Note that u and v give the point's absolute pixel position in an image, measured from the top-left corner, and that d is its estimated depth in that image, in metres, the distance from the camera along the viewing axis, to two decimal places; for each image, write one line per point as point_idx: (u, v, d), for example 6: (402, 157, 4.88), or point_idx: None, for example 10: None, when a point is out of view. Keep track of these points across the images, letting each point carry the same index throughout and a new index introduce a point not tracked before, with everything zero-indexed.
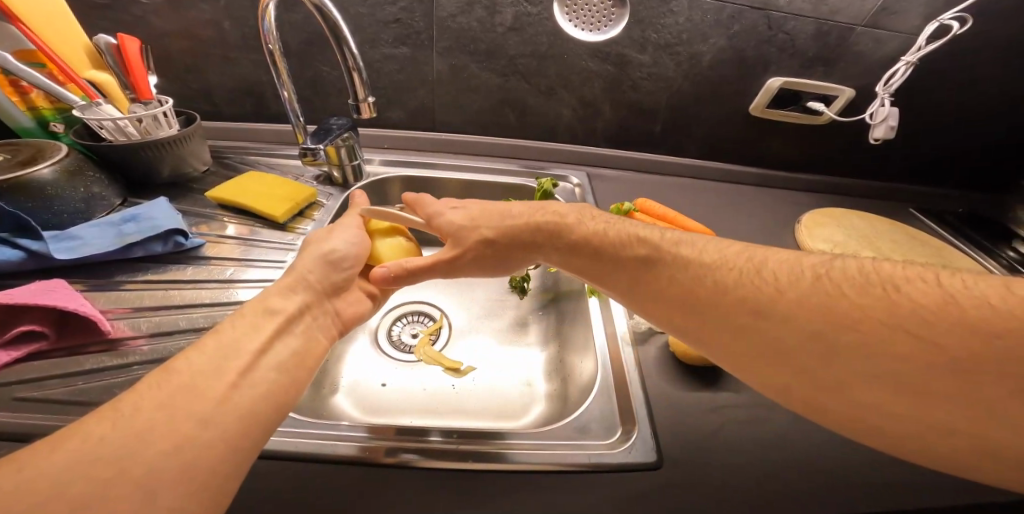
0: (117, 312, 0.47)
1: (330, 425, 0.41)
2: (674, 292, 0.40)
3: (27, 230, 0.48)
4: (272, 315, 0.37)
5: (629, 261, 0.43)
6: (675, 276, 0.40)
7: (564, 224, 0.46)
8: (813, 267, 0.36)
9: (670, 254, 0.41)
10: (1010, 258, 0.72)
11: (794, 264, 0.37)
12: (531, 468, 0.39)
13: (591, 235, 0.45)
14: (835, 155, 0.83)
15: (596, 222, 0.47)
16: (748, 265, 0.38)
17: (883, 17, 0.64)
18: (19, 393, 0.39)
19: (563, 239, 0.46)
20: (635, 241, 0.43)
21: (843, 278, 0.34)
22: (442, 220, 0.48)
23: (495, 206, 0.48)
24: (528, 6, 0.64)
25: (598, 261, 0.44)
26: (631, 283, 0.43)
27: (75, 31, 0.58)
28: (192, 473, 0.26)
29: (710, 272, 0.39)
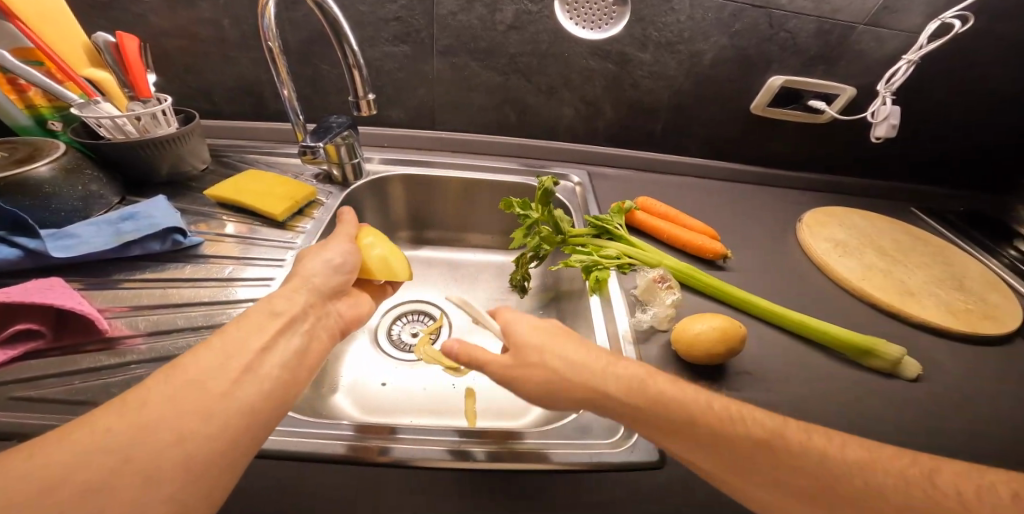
0: (115, 310, 0.47)
1: (326, 424, 0.40)
2: (806, 487, 0.30)
3: (25, 228, 0.48)
4: (275, 317, 0.36)
5: (750, 447, 0.31)
6: (814, 469, 0.30)
7: (648, 379, 0.35)
8: (1004, 484, 0.28)
9: (800, 443, 0.31)
10: (1011, 256, 0.72)
11: (970, 476, 0.29)
12: (536, 468, 0.39)
13: (689, 403, 0.33)
14: (836, 153, 0.83)
15: (692, 384, 0.36)
16: (913, 472, 0.29)
17: (884, 16, 0.64)
18: (16, 391, 0.38)
19: (655, 405, 0.34)
20: (754, 420, 0.33)
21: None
22: (518, 332, 0.40)
23: (571, 337, 0.39)
24: (529, 4, 0.64)
25: (703, 442, 0.32)
26: (738, 468, 0.32)
27: (73, 29, 0.58)
28: (193, 467, 0.26)
29: (864, 475, 0.29)
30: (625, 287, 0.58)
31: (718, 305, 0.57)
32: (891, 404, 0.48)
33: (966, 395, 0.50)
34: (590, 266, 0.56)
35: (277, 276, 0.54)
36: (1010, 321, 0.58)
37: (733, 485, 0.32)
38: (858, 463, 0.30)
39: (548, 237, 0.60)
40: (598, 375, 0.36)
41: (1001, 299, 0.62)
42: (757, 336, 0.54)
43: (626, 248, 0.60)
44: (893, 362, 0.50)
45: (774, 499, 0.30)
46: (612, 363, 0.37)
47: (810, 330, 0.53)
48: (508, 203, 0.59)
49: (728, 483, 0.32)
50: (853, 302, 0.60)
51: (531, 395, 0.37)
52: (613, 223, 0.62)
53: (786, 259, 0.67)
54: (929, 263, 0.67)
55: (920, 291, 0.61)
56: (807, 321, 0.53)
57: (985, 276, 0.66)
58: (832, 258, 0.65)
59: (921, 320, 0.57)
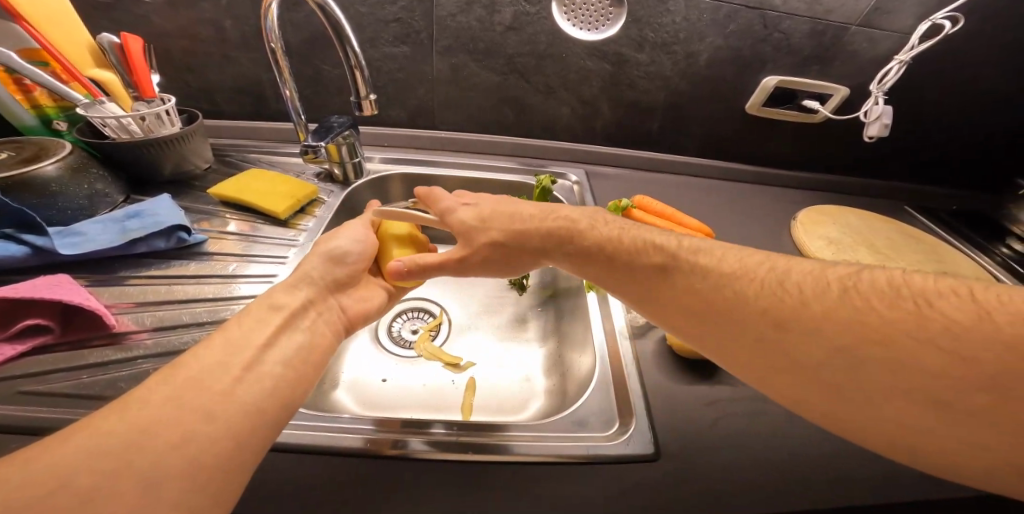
0: (121, 306, 0.48)
1: (330, 418, 0.41)
2: (691, 301, 0.39)
3: (32, 226, 0.49)
4: (276, 310, 0.38)
5: (646, 267, 0.41)
6: (695, 284, 0.39)
7: (573, 224, 0.45)
8: (839, 281, 0.35)
9: (687, 262, 0.40)
10: (1005, 254, 0.73)
11: (820, 278, 0.35)
12: (532, 459, 0.40)
13: (603, 240, 0.44)
14: (831, 153, 0.84)
15: (609, 227, 0.45)
16: (771, 276, 0.37)
17: (876, 17, 0.65)
18: (25, 386, 0.39)
19: (576, 244, 0.45)
20: (651, 248, 0.42)
21: (872, 292, 0.33)
22: (455, 218, 0.48)
23: (506, 208, 0.47)
24: (527, 6, 0.65)
25: (611, 265, 0.43)
26: (644, 290, 0.42)
27: (78, 31, 0.59)
28: (197, 468, 0.26)
29: (730, 281, 0.38)
30: None
31: None
32: None
33: None
34: None
35: (279, 273, 0.55)
36: None
37: (640, 300, 0.42)
38: (730, 270, 0.39)
39: None
40: (533, 232, 0.45)
41: None
42: None
43: None
44: None
45: (665, 308, 0.41)
46: (551, 211, 0.47)
47: None
48: (507, 200, 0.61)
49: (650, 310, 0.42)
50: None
51: (495, 265, 0.47)
52: None
53: None
54: (922, 261, 0.68)
55: None
56: None
57: (977, 274, 0.67)
58: (825, 255, 0.66)
59: None
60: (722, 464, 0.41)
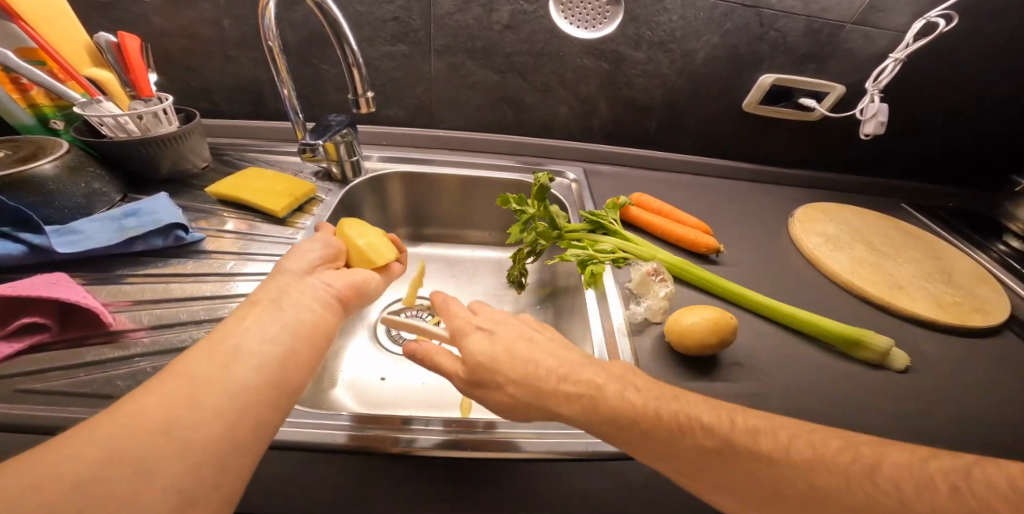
0: (118, 305, 0.47)
1: (327, 416, 0.41)
2: (785, 510, 0.28)
3: (28, 224, 0.48)
4: (251, 302, 0.37)
5: (692, 451, 0.30)
6: (783, 484, 0.28)
7: (598, 391, 0.34)
8: (946, 476, 0.25)
9: (747, 447, 0.29)
10: (1001, 251, 0.73)
11: (918, 470, 0.26)
12: (533, 457, 0.39)
13: (638, 415, 0.32)
14: (829, 150, 0.84)
15: (643, 393, 0.34)
16: (856, 467, 0.27)
17: (871, 15, 0.66)
18: (23, 384, 0.39)
19: (607, 420, 0.33)
20: (698, 428, 0.31)
21: (993, 498, 0.24)
22: (465, 345, 0.38)
23: (521, 351, 0.37)
24: (524, 4, 0.65)
25: (657, 450, 0.31)
26: (689, 473, 0.31)
27: (76, 30, 0.59)
28: (190, 452, 0.26)
29: (827, 480, 0.27)
30: (620, 281, 0.59)
31: (708, 296, 0.58)
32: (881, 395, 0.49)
33: (954, 386, 0.51)
34: (586, 260, 0.57)
35: None
36: (996, 314, 0.60)
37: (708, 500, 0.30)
38: (803, 459, 0.28)
39: (544, 233, 0.61)
40: (551, 389, 0.35)
41: (989, 292, 0.63)
42: (749, 328, 0.55)
43: (620, 242, 0.61)
44: (881, 353, 0.51)
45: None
46: (569, 367, 0.36)
47: (806, 325, 0.53)
48: (505, 199, 0.60)
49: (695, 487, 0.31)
50: (843, 295, 0.62)
51: (499, 416, 0.37)
52: (609, 218, 0.63)
53: (779, 255, 0.68)
54: (918, 257, 0.68)
55: (909, 285, 0.62)
56: (805, 316, 0.54)
57: (973, 270, 0.67)
58: (825, 254, 0.66)
59: (908, 313, 0.58)
60: None
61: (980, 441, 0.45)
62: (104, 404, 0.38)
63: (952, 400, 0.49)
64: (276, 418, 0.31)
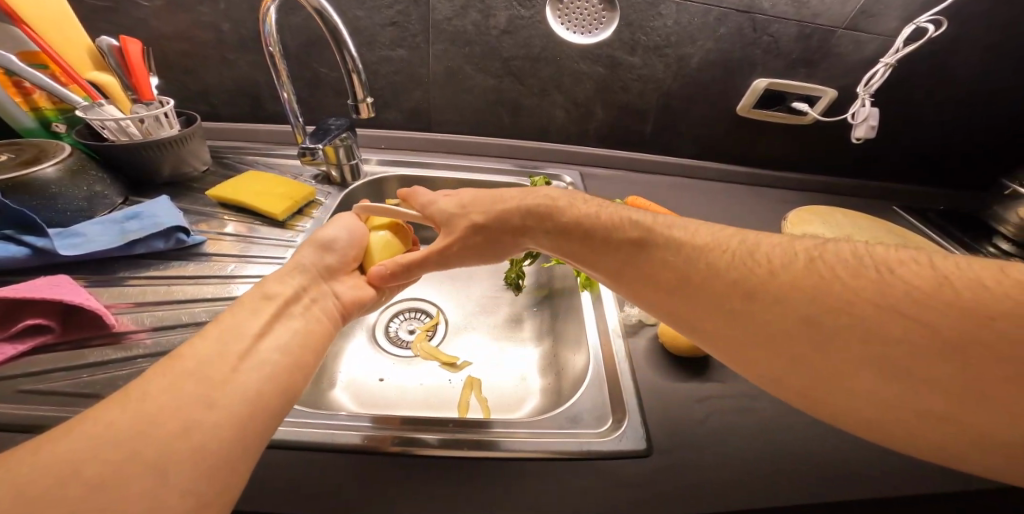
0: (120, 306, 0.48)
1: (330, 416, 0.42)
2: (661, 272, 0.40)
3: (31, 227, 0.49)
4: (268, 300, 0.38)
5: (620, 242, 0.42)
6: (668, 258, 0.40)
7: (553, 204, 0.45)
8: (807, 250, 0.36)
9: (661, 234, 0.41)
10: (991, 253, 0.74)
11: (788, 248, 0.37)
12: (530, 454, 0.40)
13: (578, 219, 0.44)
14: (822, 153, 0.85)
15: (588, 206, 0.45)
16: (742, 247, 0.38)
17: (863, 20, 0.67)
18: (25, 385, 0.40)
19: (554, 220, 0.44)
20: (627, 223, 0.42)
21: (837, 261, 0.34)
22: (435, 207, 0.48)
23: (484, 192, 0.47)
24: (521, 10, 0.66)
25: (589, 240, 0.43)
26: (617, 262, 0.42)
27: (78, 33, 0.59)
28: (206, 454, 0.26)
29: (701, 253, 0.39)
30: None
31: None
32: None
33: None
34: None
35: None
36: None
37: (616, 273, 0.42)
38: (683, 241, 0.40)
39: None
40: (511, 207, 0.45)
41: None
42: None
43: None
44: None
45: (646, 285, 0.41)
46: (526, 189, 0.47)
47: None
48: None
49: (616, 277, 0.42)
50: None
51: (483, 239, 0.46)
52: None
53: None
54: None
55: None
56: None
57: None
58: None
59: None
60: (713, 457, 0.42)
61: None
62: None
63: None
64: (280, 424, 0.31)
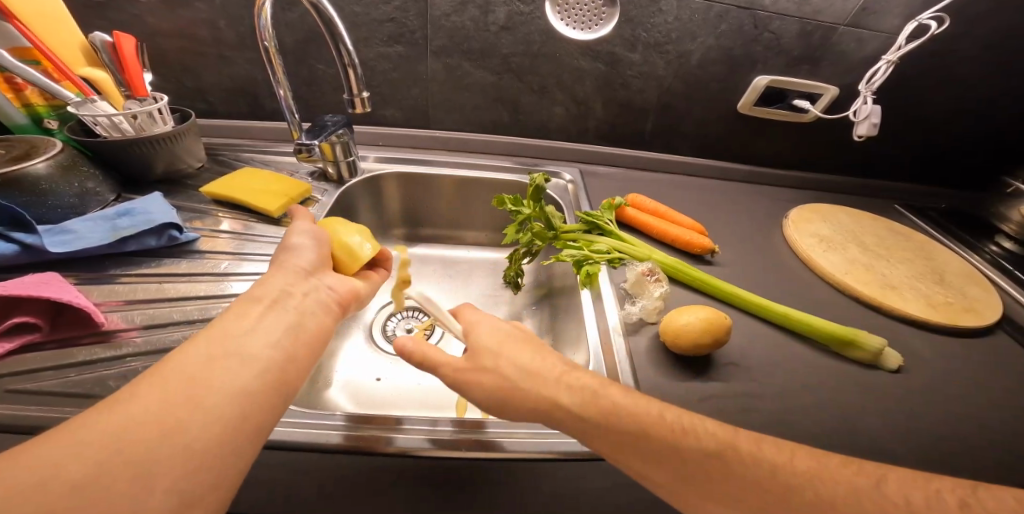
0: (111, 305, 0.47)
1: (324, 415, 0.41)
2: (749, 500, 0.30)
3: (21, 224, 0.48)
4: (251, 302, 0.36)
5: (695, 459, 0.32)
6: (704, 473, 0.31)
7: (602, 388, 0.36)
8: (953, 491, 0.29)
9: (747, 453, 0.31)
10: (993, 252, 0.74)
11: (923, 485, 0.29)
12: (538, 456, 0.39)
13: (641, 412, 0.34)
14: (822, 153, 0.85)
15: (642, 397, 0.35)
16: (863, 480, 0.30)
17: (863, 17, 0.66)
18: (12, 385, 0.39)
19: (599, 411, 0.34)
20: (703, 431, 0.33)
21: (1002, 513, 0.27)
22: (470, 320, 0.42)
23: (523, 335, 0.41)
24: (521, 6, 0.65)
25: (600, 443, 0.34)
26: (688, 478, 0.32)
27: (70, 29, 0.59)
28: (189, 456, 0.26)
29: (809, 482, 0.30)
30: (615, 282, 0.60)
31: (703, 296, 0.59)
32: (874, 393, 0.49)
33: (948, 386, 0.51)
34: (581, 260, 0.57)
35: None
36: (988, 314, 0.60)
37: (687, 497, 0.32)
38: (721, 447, 0.32)
39: (539, 233, 0.61)
40: (551, 379, 0.36)
41: (981, 291, 0.64)
42: (741, 328, 0.55)
43: (616, 242, 0.62)
44: (873, 353, 0.51)
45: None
46: (568, 366, 0.38)
47: (807, 327, 0.53)
48: (501, 199, 0.60)
49: (677, 495, 0.32)
50: (836, 295, 0.62)
51: (484, 402, 0.38)
52: (604, 218, 0.64)
53: (775, 256, 0.68)
54: (911, 257, 0.69)
55: (901, 285, 0.63)
56: (803, 317, 0.54)
57: (964, 269, 0.68)
58: (817, 253, 0.66)
59: (899, 312, 0.58)
60: None
61: (973, 440, 0.46)
62: (93, 405, 0.38)
63: (946, 402, 0.49)
64: (275, 418, 0.31)
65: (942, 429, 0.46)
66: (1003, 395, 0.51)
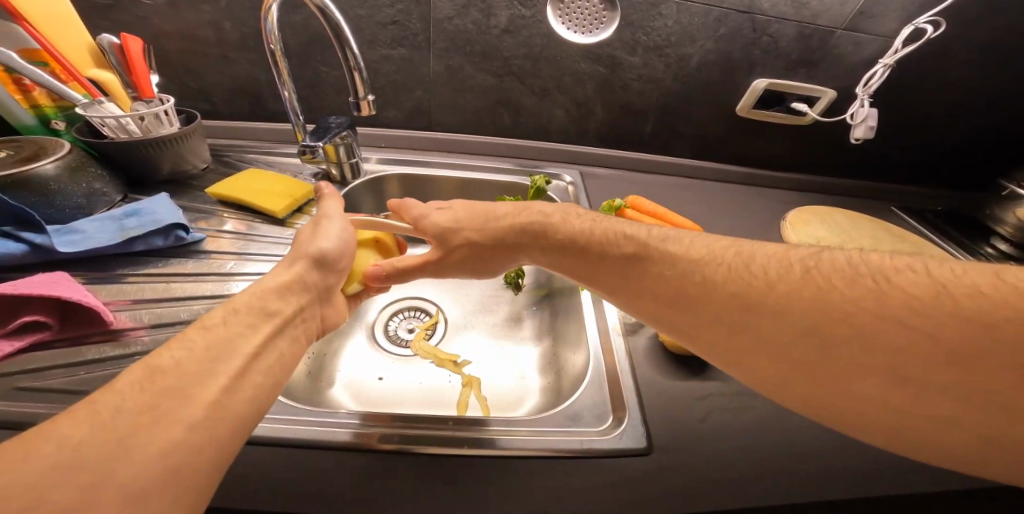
0: (118, 304, 0.48)
1: (328, 413, 0.42)
2: (660, 288, 0.40)
3: (30, 224, 0.49)
4: (267, 317, 0.37)
5: (616, 259, 0.42)
6: (667, 275, 0.40)
7: (548, 219, 0.46)
8: (802, 261, 0.36)
9: (656, 250, 0.41)
10: (989, 254, 0.74)
11: (784, 259, 0.37)
12: (538, 453, 0.40)
13: (576, 234, 0.45)
14: (819, 156, 0.86)
15: (582, 220, 0.46)
16: (738, 260, 0.38)
17: (861, 22, 0.67)
18: (23, 382, 0.39)
19: (550, 238, 0.45)
20: (621, 238, 0.43)
21: (833, 273, 0.34)
22: (432, 221, 0.47)
23: (478, 205, 0.48)
24: (522, 9, 0.66)
25: (586, 259, 0.44)
26: (622, 277, 0.42)
27: (78, 31, 0.59)
28: (180, 474, 0.26)
29: (698, 267, 0.39)
30: None
31: None
32: None
33: None
34: None
35: None
36: None
37: (618, 293, 0.43)
38: (638, 250, 0.42)
39: None
40: (504, 226, 0.46)
41: None
42: None
43: None
44: None
45: (639, 298, 0.41)
46: (523, 208, 0.48)
47: None
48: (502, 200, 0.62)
49: (616, 295, 0.43)
50: None
51: (470, 265, 0.48)
52: None
53: None
54: None
55: None
56: None
57: None
58: None
59: None
60: (715, 455, 0.42)
61: None
62: None
63: None
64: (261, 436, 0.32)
65: None
66: None
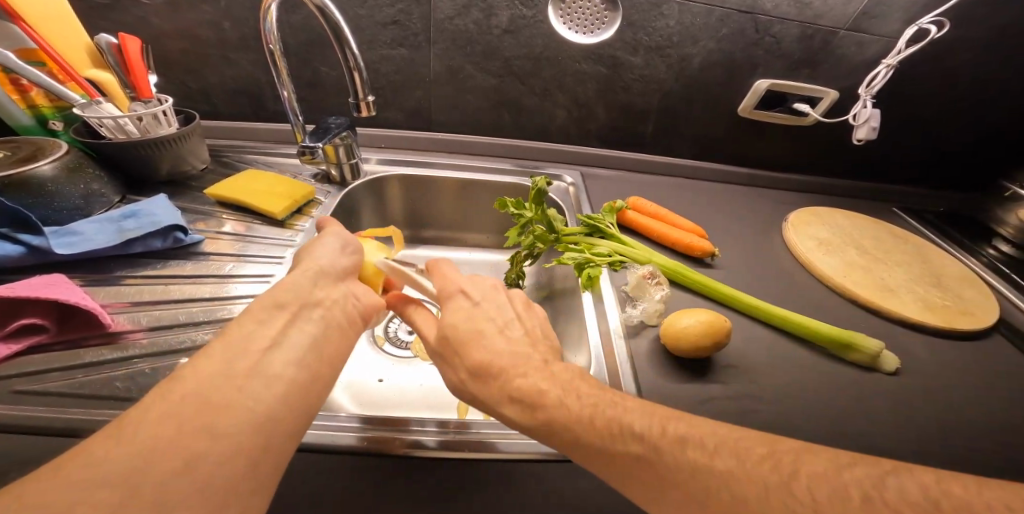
0: (116, 306, 0.48)
1: (330, 416, 0.41)
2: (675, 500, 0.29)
3: (28, 226, 0.48)
4: (279, 309, 0.37)
5: (622, 460, 0.30)
6: (682, 483, 0.28)
7: (542, 397, 0.34)
8: (857, 483, 0.25)
9: (672, 455, 0.29)
10: (991, 255, 0.74)
11: (833, 478, 0.26)
12: (541, 457, 0.40)
13: (573, 419, 0.33)
14: (821, 157, 0.86)
15: (579, 402, 0.33)
16: (776, 476, 0.26)
17: (864, 22, 0.67)
18: (20, 385, 0.39)
19: (541, 421, 0.33)
20: (629, 434, 0.31)
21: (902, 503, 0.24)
22: (448, 310, 0.42)
23: (483, 339, 0.39)
24: (523, 9, 0.65)
25: (580, 453, 0.32)
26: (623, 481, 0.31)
27: (76, 31, 0.59)
28: (210, 488, 0.25)
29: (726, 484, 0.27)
30: (616, 284, 0.60)
31: (702, 300, 0.59)
32: (872, 395, 0.49)
33: (946, 387, 0.51)
34: (583, 263, 0.57)
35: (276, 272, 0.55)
36: (983, 314, 0.61)
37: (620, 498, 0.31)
38: (645, 451, 0.30)
39: (541, 236, 0.62)
40: (499, 389, 0.36)
41: (977, 294, 0.65)
42: (739, 329, 0.56)
43: (617, 245, 0.62)
44: (871, 355, 0.51)
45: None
46: (521, 369, 0.36)
47: (805, 330, 0.54)
48: (503, 202, 0.61)
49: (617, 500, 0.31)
50: (834, 297, 0.63)
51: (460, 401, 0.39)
52: (605, 222, 0.65)
53: (773, 258, 0.68)
54: (909, 261, 0.69)
55: (899, 287, 0.63)
56: (802, 320, 0.54)
57: (962, 271, 0.68)
58: (816, 256, 0.67)
59: (897, 314, 0.59)
60: None
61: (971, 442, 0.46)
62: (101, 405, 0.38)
63: (942, 405, 0.49)
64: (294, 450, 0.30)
65: (940, 431, 0.47)
66: (1000, 397, 0.52)
